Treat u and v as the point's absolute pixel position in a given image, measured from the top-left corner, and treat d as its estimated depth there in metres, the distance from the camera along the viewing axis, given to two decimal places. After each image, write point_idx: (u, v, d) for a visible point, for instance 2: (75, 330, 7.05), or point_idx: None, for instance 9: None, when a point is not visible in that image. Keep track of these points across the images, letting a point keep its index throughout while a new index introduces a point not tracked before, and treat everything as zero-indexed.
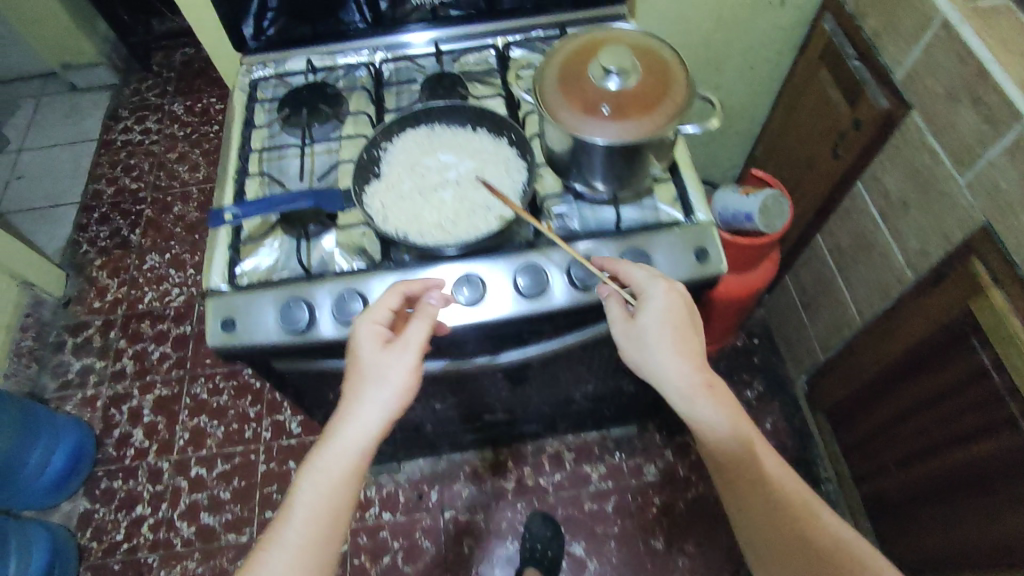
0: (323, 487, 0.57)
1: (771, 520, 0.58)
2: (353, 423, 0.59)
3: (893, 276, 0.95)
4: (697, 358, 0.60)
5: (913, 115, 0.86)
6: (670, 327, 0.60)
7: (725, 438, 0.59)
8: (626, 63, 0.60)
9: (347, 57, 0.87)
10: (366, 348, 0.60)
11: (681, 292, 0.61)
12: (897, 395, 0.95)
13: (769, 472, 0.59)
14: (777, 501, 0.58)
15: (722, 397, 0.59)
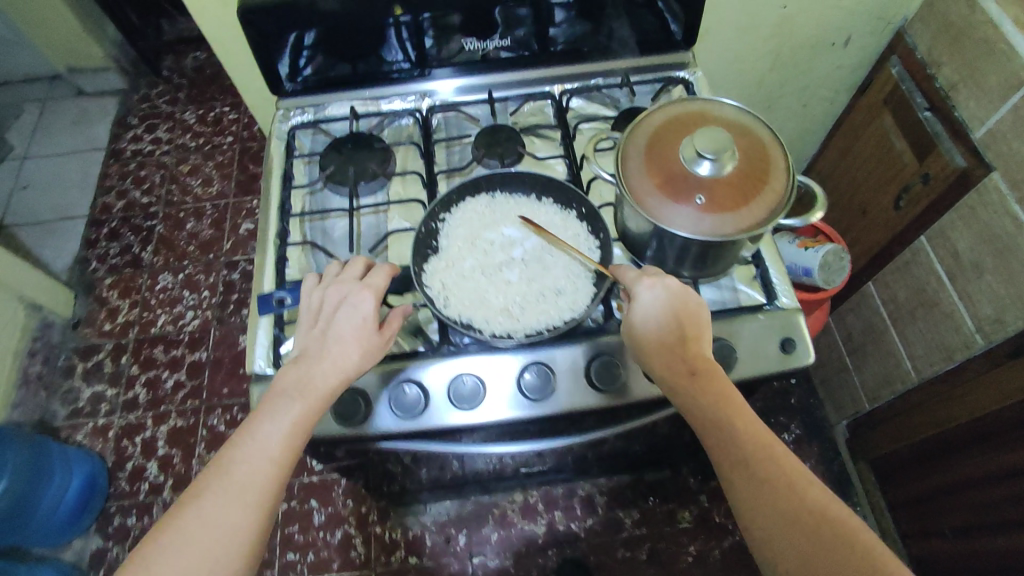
0: (265, 436, 0.53)
1: (763, 505, 0.49)
2: (323, 380, 0.55)
3: (959, 339, 0.90)
4: (685, 345, 0.56)
5: (992, 177, 0.80)
6: (654, 318, 0.57)
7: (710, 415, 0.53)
8: (723, 146, 0.54)
9: (392, 102, 0.81)
10: (339, 317, 0.58)
11: (670, 285, 0.57)
12: (958, 463, 0.91)
13: (760, 451, 0.51)
14: (765, 477, 0.50)
15: (710, 384, 0.54)
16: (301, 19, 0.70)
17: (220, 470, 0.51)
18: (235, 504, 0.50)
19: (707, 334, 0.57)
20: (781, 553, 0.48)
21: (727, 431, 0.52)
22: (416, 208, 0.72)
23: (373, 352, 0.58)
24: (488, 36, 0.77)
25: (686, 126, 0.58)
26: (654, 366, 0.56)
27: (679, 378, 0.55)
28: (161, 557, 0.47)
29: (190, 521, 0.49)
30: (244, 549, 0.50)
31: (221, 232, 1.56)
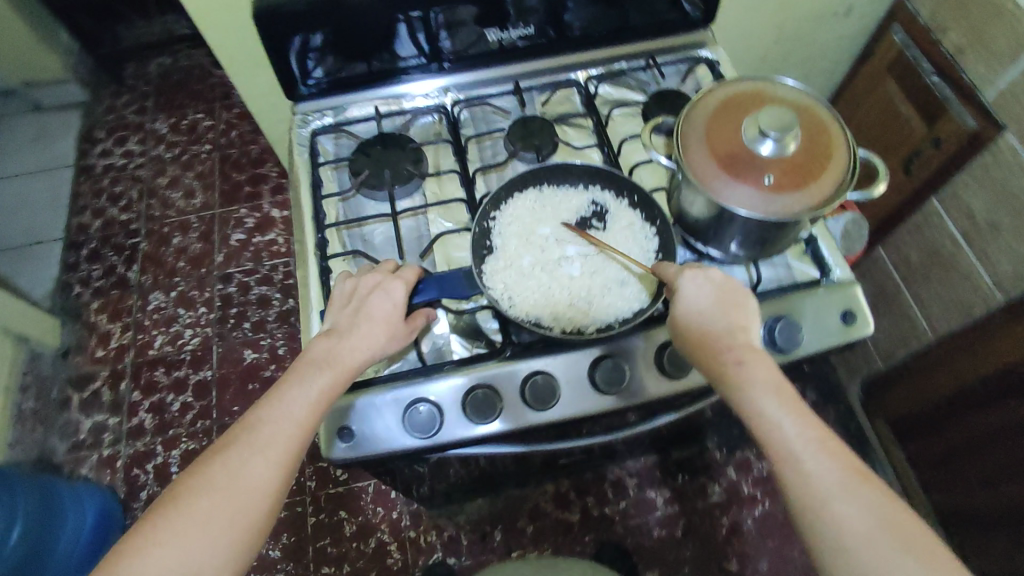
0: (292, 399, 0.52)
1: (826, 490, 0.45)
2: (350, 355, 0.54)
3: (978, 296, 0.93)
4: (732, 333, 0.53)
5: (1006, 137, 0.82)
6: (702, 304, 0.54)
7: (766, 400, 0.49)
8: (788, 124, 0.54)
9: (415, 99, 0.78)
10: (372, 302, 0.57)
11: (713, 276, 0.55)
12: (981, 416, 0.95)
13: (819, 439, 0.48)
14: (827, 462, 0.46)
15: (762, 368, 0.51)
16: (309, 22, 0.66)
17: (248, 428, 0.50)
18: (261, 458, 0.49)
19: (755, 323, 0.55)
20: (850, 538, 0.44)
21: (786, 420, 0.48)
22: (456, 207, 0.71)
23: (399, 336, 0.58)
24: (514, 24, 0.74)
25: (744, 107, 0.58)
26: (699, 359, 0.54)
27: (745, 388, 0.50)
28: (184, 504, 0.46)
29: (215, 470, 0.48)
30: (265, 504, 0.48)
31: (210, 245, 1.51)
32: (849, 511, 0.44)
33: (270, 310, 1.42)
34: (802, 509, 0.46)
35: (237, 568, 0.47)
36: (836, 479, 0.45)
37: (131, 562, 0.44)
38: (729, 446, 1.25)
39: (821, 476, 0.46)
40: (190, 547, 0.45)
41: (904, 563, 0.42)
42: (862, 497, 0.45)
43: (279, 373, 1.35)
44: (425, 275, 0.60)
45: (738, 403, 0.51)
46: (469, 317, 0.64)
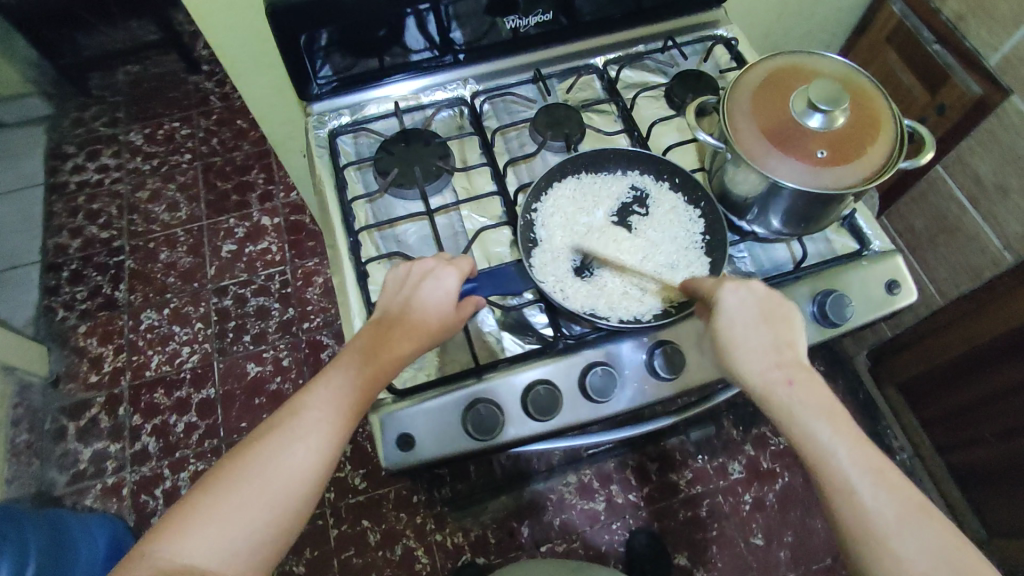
0: (336, 385, 0.49)
1: (882, 527, 0.43)
2: (401, 344, 0.52)
3: (986, 259, 0.95)
4: (777, 353, 0.50)
5: (1012, 100, 0.82)
6: (741, 320, 0.51)
7: (813, 422, 0.47)
8: (837, 96, 0.54)
9: (434, 94, 0.76)
10: (424, 292, 0.54)
11: (756, 289, 0.52)
12: (992, 374, 0.97)
13: (870, 466, 0.45)
14: (882, 492, 0.44)
15: (809, 389, 0.48)
16: (315, 20, 0.63)
17: (292, 413, 0.48)
18: (301, 447, 0.47)
19: (801, 341, 0.52)
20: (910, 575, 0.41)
21: (835, 447, 0.45)
22: (488, 201, 0.69)
23: (451, 325, 0.55)
24: (531, 12, 0.71)
25: (789, 83, 0.58)
26: (744, 379, 0.50)
27: (795, 412, 0.47)
28: (222, 488, 0.44)
29: (257, 453, 0.46)
30: (303, 495, 0.46)
31: (200, 258, 1.46)
32: (910, 550, 0.42)
33: (269, 321, 1.38)
34: (859, 546, 0.43)
35: (270, 559, 0.45)
36: (895, 514, 0.43)
37: (165, 543, 0.42)
38: (746, 422, 1.26)
39: (880, 511, 0.43)
40: (224, 532, 0.43)
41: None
42: (920, 531, 0.42)
43: (285, 384, 1.31)
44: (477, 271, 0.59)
45: (787, 429, 0.48)
46: (517, 312, 0.63)
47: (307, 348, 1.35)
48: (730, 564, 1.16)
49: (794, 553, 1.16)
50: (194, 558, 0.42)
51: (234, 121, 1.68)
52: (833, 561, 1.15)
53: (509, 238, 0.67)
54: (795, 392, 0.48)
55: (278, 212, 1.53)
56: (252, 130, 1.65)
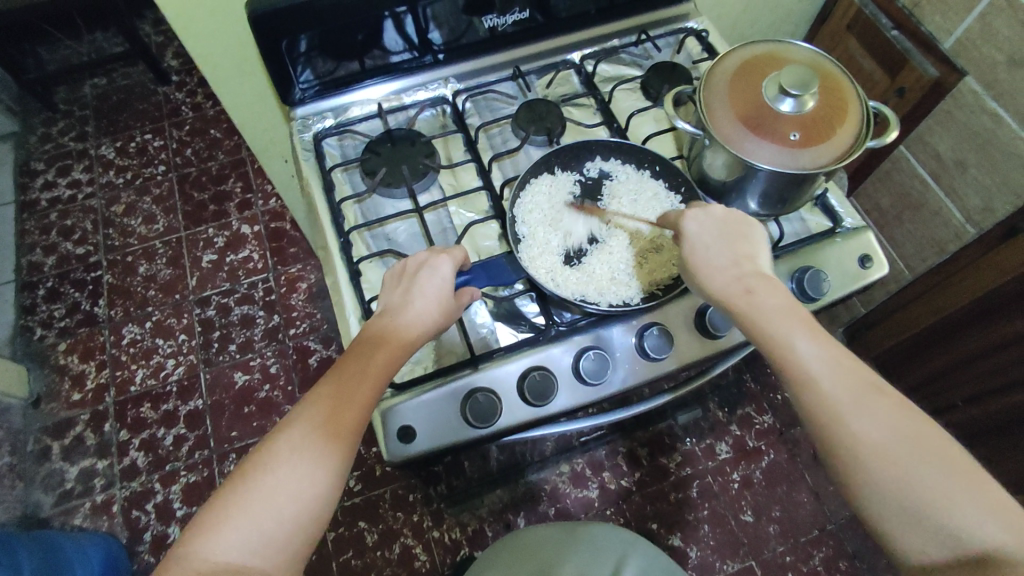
0: (349, 375, 0.51)
1: (840, 405, 0.44)
2: (407, 331, 0.53)
3: (949, 232, 0.98)
4: (738, 265, 0.52)
5: (967, 81, 0.86)
6: (703, 242, 0.54)
7: (775, 320, 0.48)
8: (807, 81, 0.56)
9: (416, 94, 0.78)
10: (422, 282, 0.56)
11: (715, 212, 0.56)
12: (963, 340, 1.02)
13: (827, 355, 0.46)
14: (841, 378, 0.45)
15: (769, 293, 0.50)
16: (293, 24, 0.64)
17: (306, 408, 0.49)
18: (321, 436, 0.48)
19: (761, 254, 0.54)
20: (867, 447, 0.43)
21: (793, 342, 0.47)
22: (474, 196, 0.71)
23: (451, 314, 0.56)
24: (508, 10, 0.73)
25: (762, 70, 0.61)
26: (710, 294, 0.52)
27: (755, 313, 0.49)
28: (249, 482, 0.46)
29: (279, 447, 0.47)
30: (328, 484, 0.47)
31: (181, 269, 1.45)
32: (865, 423, 0.43)
33: (255, 329, 1.37)
34: (820, 427, 0.44)
35: (305, 547, 0.46)
36: (849, 393, 0.44)
37: (201, 543, 0.43)
38: (730, 404, 1.30)
39: (836, 393, 0.44)
40: (256, 522, 0.44)
41: (920, 467, 0.41)
42: (876, 408, 0.44)
43: (274, 392, 1.31)
44: (470, 263, 0.62)
45: (754, 334, 0.49)
46: (509, 302, 0.64)
47: (294, 354, 1.35)
48: (722, 541, 1.18)
49: (783, 527, 1.19)
50: (231, 551, 0.43)
51: (207, 131, 1.66)
52: (820, 532, 1.18)
53: (497, 231, 0.68)
54: (762, 300, 0.49)
55: (259, 220, 1.52)
56: (226, 138, 1.64)
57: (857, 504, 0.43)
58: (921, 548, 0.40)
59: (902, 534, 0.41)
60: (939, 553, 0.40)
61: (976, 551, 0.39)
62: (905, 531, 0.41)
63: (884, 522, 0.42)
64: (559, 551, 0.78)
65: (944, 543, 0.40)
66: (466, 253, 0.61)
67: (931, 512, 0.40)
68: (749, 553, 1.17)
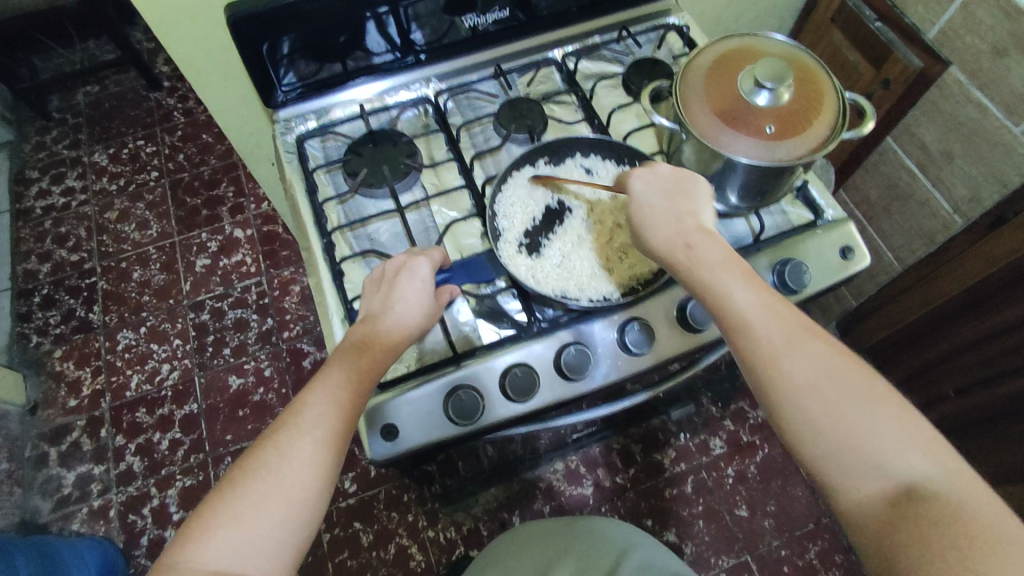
0: (334, 379, 0.51)
1: (772, 347, 0.46)
2: (389, 335, 0.54)
3: (937, 224, 0.97)
4: (680, 221, 0.53)
5: (951, 71, 0.86)
6: (648, 197, 0.55)
7: (716, 272, 0.50)
8: (781, 74, 0.57)
9: (399, 94, 0.78)
10: (402, 284, 0.56)
11: (661, 171, 0.57)
12: (954, 331, 1.02)
13: (763, 299, 0.48)
14: (775, 321, 0.47)
15: (710, 246, 0.51)
16: (273, 27, 0.64)
17: (293, 413, 0.50)
18: (309, 442, 0.48)
19: (704, 211, 0.55)
20: (797, 387, 0.45)
21: (730, 292, 0.49)
22: (457, 195, 0.71)
23: (432, 314, 0.57)
24: (489, 9, 0.73)
25: (737, 63, 0.61)
26: (657, 253, 0.53)
27: (698, 268, 0.51)
28: (239, 490, 0.46)
29: (267, 454, 0.47)
30: (317, 489, 0.47)
31: (174, 274, 1.45)
32: (799, 363, 0.45)
33: (249, 333, 1.38)
34: (757, 371, 0.46)
35: (297, 552, 0.46)
36: (784, 336, 0.46)
37: (192, 551, 0.43)
38: (724, 399, 1.30)
39: (771, 337, 0.46)
40: (246, 530, 0.44)
41: (850, 404, 0.43)
42: (809, 350, 0.46)
43: (268, 395, 1.31)
44: (451, 262, 0.64)
45: (694, 285, 0.51)
46: (491, 300, 0.65)
47: (288, 356, 1.35)
48: (717, 536, 1.18)
49: (777, 521, 1.19)
50: (220, 560, 0.43)
51: (199, 136, 1.67)
52: (816, 525, 1.18)
53: (479, 229, 0.68)
54: (701, 256, 0.51)
55: (251, 224, 1.53)
56: (218, 143, 1.65)
57: (792, 443, 0.45)
58: (851, 481, 0.42)
59: (832, 469, 0.43)
60: (867, 484, 0.42)
61: (897, 480, 0.41)
62: (836, 467, 0.43)
63: (817, 459, 0.44)
64: (558, 553, 0.76)
65: (870, 473, 0.42)
66: (445, 252, 0.62)
67: (857, 446, 0.42)
68: (744, 548, 1.17)
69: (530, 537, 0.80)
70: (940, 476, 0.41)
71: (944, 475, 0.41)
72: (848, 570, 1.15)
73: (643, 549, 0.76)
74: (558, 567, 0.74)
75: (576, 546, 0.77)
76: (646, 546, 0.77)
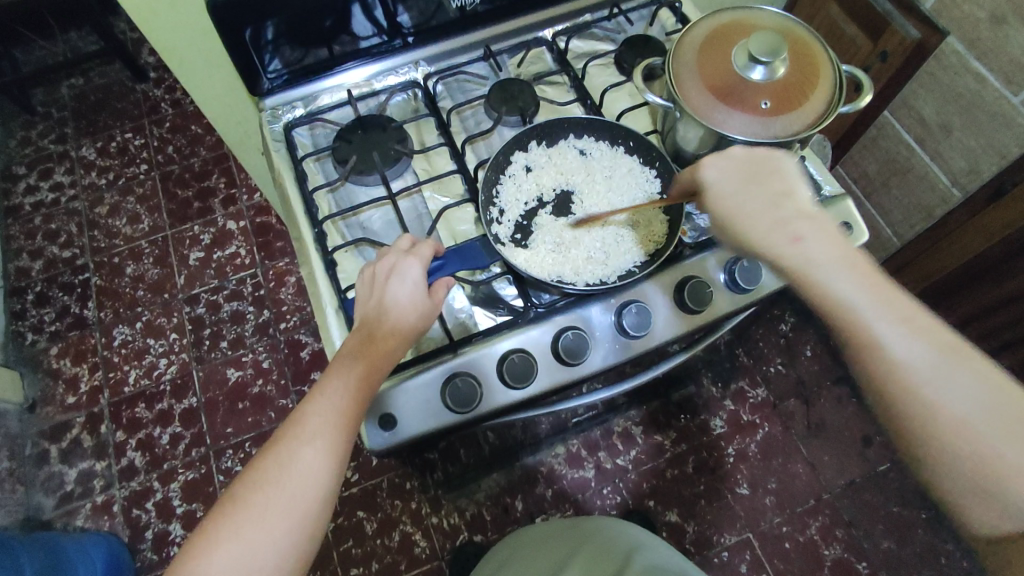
0: (335, 388, 0.51)
1: (914, 373, 0.44)
2: (387, 339, 0.53)
3: (936, 197, 0.96)
4: (779, 213, 0.50)
5: (950, 41, 0.84)
6: (750, 188, 0.52)
7: (841, 281, 0.47)
8: (777, 47, 0.55)
9: (387, 78, 0.77)
10: (394, 288, 0.54)
11: (734, 155, 0.54)
12: (958, 304, 1.02)
13: (900, 316, 0.46)
14: (915, 339, 0.45)
15: (826, 243, 0.49)
16: (253, 13, 0.62)
17: (295, 422, 0.49)
18: (310, 450, 0.48)
19: (799, 187, 0.52)
20: (943, 419, 0.43)
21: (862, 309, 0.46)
22: (449, 180, 0.70)
23: (429, 314, 0.55)
24: None
25: (731, 37, 0.60)
26: (753, 247, 0.51)
27: (813, 271, 0.48)
28: (240, 503, 0.46)
29: (268, 465, 0.47)
30: (320, 499, 0.47)
31: (168, 268, 1.45)
32: (945, 394, 0.43)
33: (246, 325, 1.37)
34: (892, 396, 0.45)
35: (301, 563, 0.46)
36: (927, 361, 0.44)
37: (196, 566, 0.43)
38: (723, 379, 1.30)
39: (913, 361, 0.44)
40: (249, 542, 0.44)
41: (1002, 438, 0.42)
42: (957, 377, 0.44)
43: (267, 386, 1.31)
44: (444, 249, 0.63)
45: (812, 296, 0.48)
46: (487, 286, 0.64)
47: (285, 348, 1.35)
48: (720, 515, 1.19)
49: (779, 498, 1.19)
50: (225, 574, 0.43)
51: (188, 127, 1.65)
52: (817, 501, 1.19)
53: (473, 214, 0.68)
54: (810, 260, 0.48)
55: (244, 216, 1.51)
56: (208, 134, 1.63)
57: (926, 469, 0.45)
58: (991, 516, 0.43)
59: (971, 503, 0.43)
60: (1008, 519, 0.42)
61: None
62: (976, 502, 0.43)
63: (952, 491, 0.44)
64: (564, 555, 0.76)
65: (1015, 510, 0.42)
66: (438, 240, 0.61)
67: (1006, 481, 0.42)
68: (747, 526, 1.18)
69: (541, 539, 0.81)
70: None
71: None
72: (850, 545, 1.16)
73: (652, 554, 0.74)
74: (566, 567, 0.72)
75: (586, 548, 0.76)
76: (654, 551, 0.75)
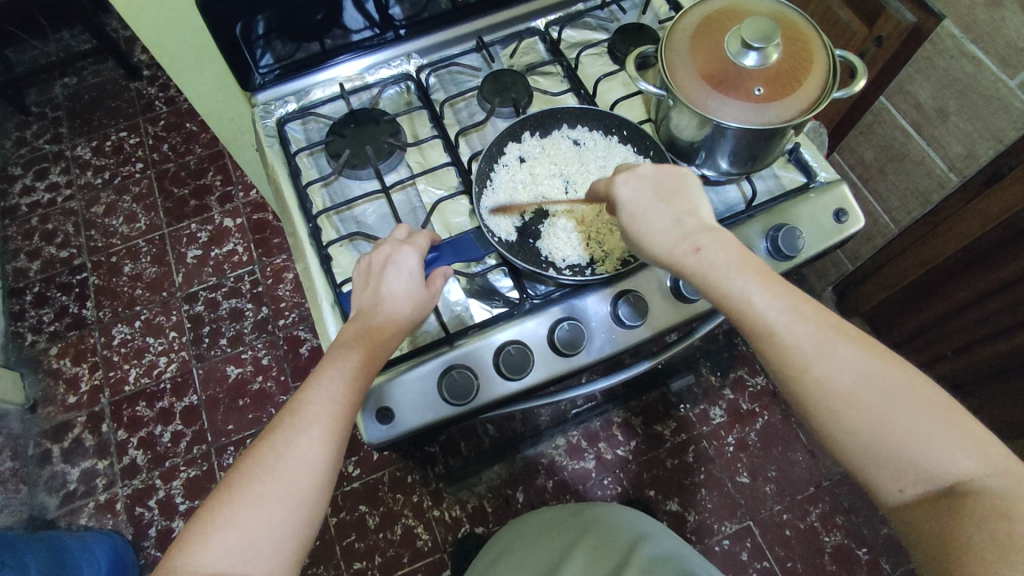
0: (328, 377, 0.51)
1: (800, 351, 0.45)
2: (385, 328, 0.53)
3: (933, 182, 0.95)
4: (682, 224, 0.51)
5: (945, 25, 0.83)
6: (655, 203, 0.52)
7: (734, 274, 0.48)
8: (770, 33, 0.55)
9: (379, 71, 0.76)
10: (388, 279, 0.54)
11: (644, 173, 0.53)
12: (951, 290, 1.03)
13: (784, 301, 0.47)
14: (800, 322, 0.46)
15: (719, 248, 0.49)
16: (237, 7, 0.61)
17: (292, 411, 0.50)
18: (305, 439, 0.48)
19: (702, 203, 0.53)
20: (832, 391, 0.44)
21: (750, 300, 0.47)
22: (443, 172, 0.70)
23: (425, 304, 0.55)
24: None
25: (723, 23, 0.59)
26: (662, 261, 0.51)
27: (712, 274, 0.49)
28: (234, 491, 0.46)
29: (264, 453, 0.47)
30: (315, 487, 0.47)
31: (166, 266, 1.44)
32: (833, 367, 0.44)
33: (245, 322, 1.37)
34: (786, 377, 0.46)
35: (296, 551, 0.46)
36: (813, 340, 0.45)
37: (189, 555, 0.43)
38: (722, 368, 1.30)
39: (800, 342, 0.45)
40: (245, 531, 0.44)
41: (892, 405, 0.43)
42: (842, 352, 0.45)
43: (267, 383, 1.31)
44: (439, 242, 0.62)
45: (709, 293, 0.49)
46: (482, 278, 0.64)
47: (285, 345, 1.35)
48: (720, 503, 1.19)
49: (779, 486, 1.20)
50: (220, 561, 0.43)
51: (183, 125, 1.65)
52: (816, 489, 1.19)
53: (467, 207, 0.67)
54: (711, 264, 0.49)
55: (240, 213, 1.51)
56: (203, 132, 1.63)
57: (831, 447, 0.45)
58: (896, 484, 0.42)
59: (880, 476, 0.43)
60: (910, 486, 0.42)
61: (944, 480, 0.41)
62: (879, 472, 0.43)
63: (861, 467, 0.44)
64: (566, 538, 0.77)
65: (914, 476, 0.42)
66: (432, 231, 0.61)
67: (900, 447, 0.42)
68: (747, 514, 1.18)
69: (549, 518, 0.83)
70: (987, 473, 0.41)
71: (996, 472, 0.41)
72: (850, 531, 1.16)
73: (654, 544, 0.72)
74: (563, 554, 0.73)
75: (588, 537, 0.75)
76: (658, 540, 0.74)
